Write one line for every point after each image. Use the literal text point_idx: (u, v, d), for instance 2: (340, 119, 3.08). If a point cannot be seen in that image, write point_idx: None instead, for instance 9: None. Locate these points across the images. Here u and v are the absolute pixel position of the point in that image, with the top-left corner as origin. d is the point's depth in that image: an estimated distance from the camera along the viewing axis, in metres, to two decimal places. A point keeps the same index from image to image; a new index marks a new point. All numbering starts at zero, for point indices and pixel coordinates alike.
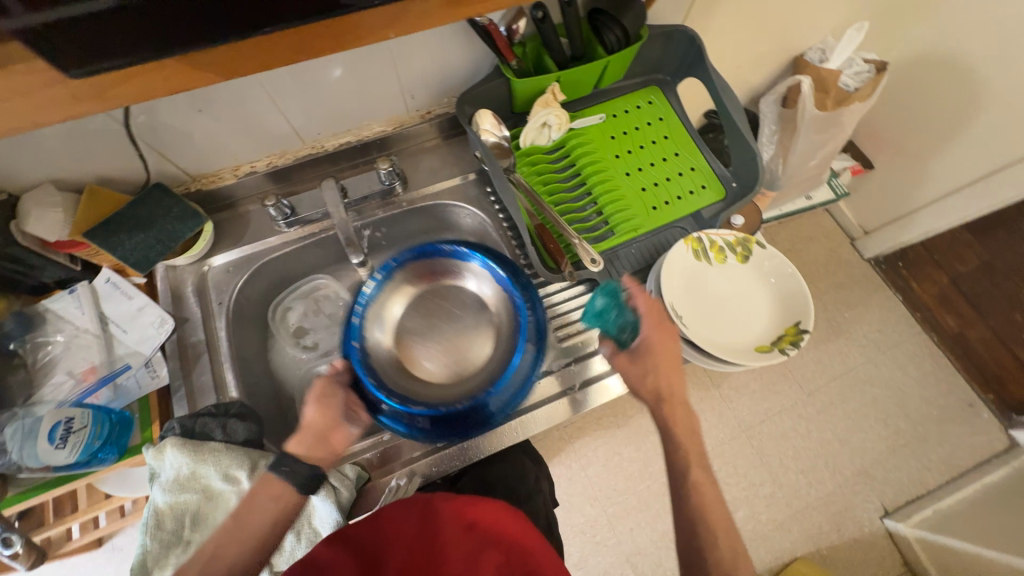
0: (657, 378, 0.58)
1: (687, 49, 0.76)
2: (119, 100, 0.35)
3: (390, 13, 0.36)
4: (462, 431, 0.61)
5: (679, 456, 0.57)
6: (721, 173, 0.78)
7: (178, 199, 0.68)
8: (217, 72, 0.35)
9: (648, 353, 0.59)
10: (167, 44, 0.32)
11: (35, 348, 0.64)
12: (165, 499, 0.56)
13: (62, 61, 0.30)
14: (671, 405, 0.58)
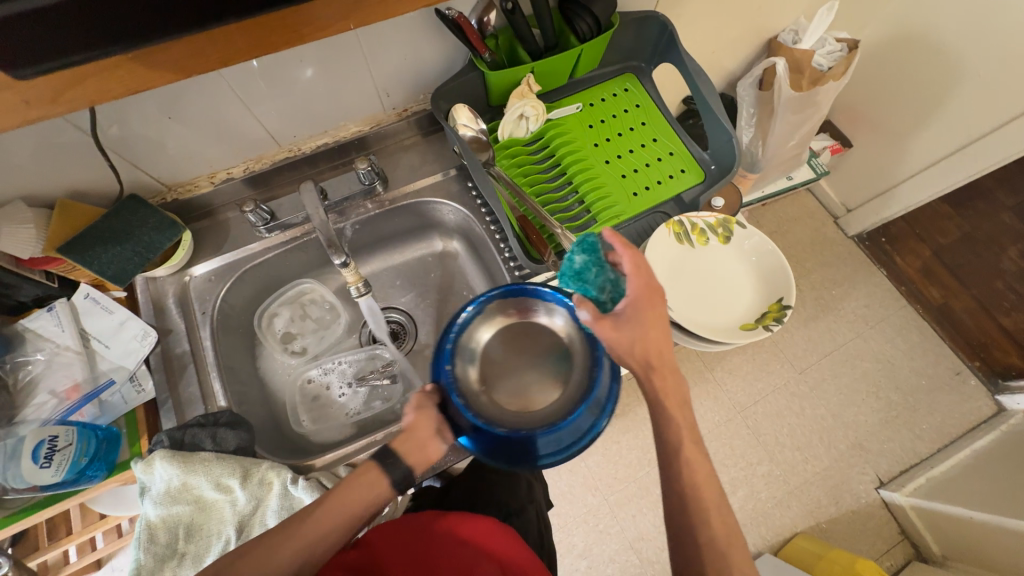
0: (645, 345, 0.49)
1: (660, 34, 0.77)
2: (75, 104, 0.34)
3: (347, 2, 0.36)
4: (514, 464, 0.51)
5: (668, 430, 0.50)
6: (700, 157, 0.79)
7: (154, 209, 0.67)
8: (173, 70, 0.35)
9: (635, 317, 0.49)
10: (118, 44, 0.31)
11: (15, 368, 0.63)
12: (157, 512, 0.56)
13: (10, 67, 0.29)
14: (662, 376, 0.50)
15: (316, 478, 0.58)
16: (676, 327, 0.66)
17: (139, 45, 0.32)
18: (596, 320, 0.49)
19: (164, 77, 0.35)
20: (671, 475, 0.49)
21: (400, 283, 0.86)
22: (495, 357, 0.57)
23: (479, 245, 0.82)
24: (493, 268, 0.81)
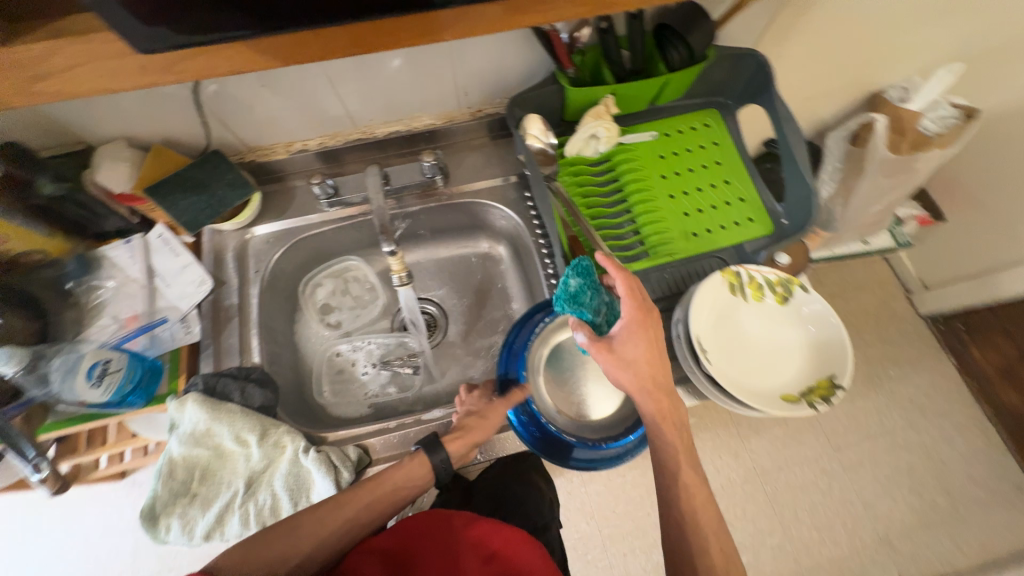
0: (639, 370, 0.54)
1: (753, 76, 0.73)
2: (184, 76, 0.36)
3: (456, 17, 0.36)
4: (557, 459, 0.61)
5: (666, 443, 0.54)
6: (772, 208, 0.74)
7: (233, 166, 0.71)
8: (277, 59, 0.37)
9: (629, 343, 0.54)
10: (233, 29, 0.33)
11: (88, 290, 0.69)
12: (180, 450, 0.59)
13: (138, 39, 0.31)
14: (657, 397, 0.54)
15: (326, 453, 0.60)
16: (711, 382, 0.61)
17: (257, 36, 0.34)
18: (595, 346, 0.55)
19: (267, 64, 0.37)
20: (666, 482, 0.55)
21: (440, 277, 0.87)
22: (566, 361, 0.67)
23: (526, 255, 0.81)
24: (533, 280, 0.80)
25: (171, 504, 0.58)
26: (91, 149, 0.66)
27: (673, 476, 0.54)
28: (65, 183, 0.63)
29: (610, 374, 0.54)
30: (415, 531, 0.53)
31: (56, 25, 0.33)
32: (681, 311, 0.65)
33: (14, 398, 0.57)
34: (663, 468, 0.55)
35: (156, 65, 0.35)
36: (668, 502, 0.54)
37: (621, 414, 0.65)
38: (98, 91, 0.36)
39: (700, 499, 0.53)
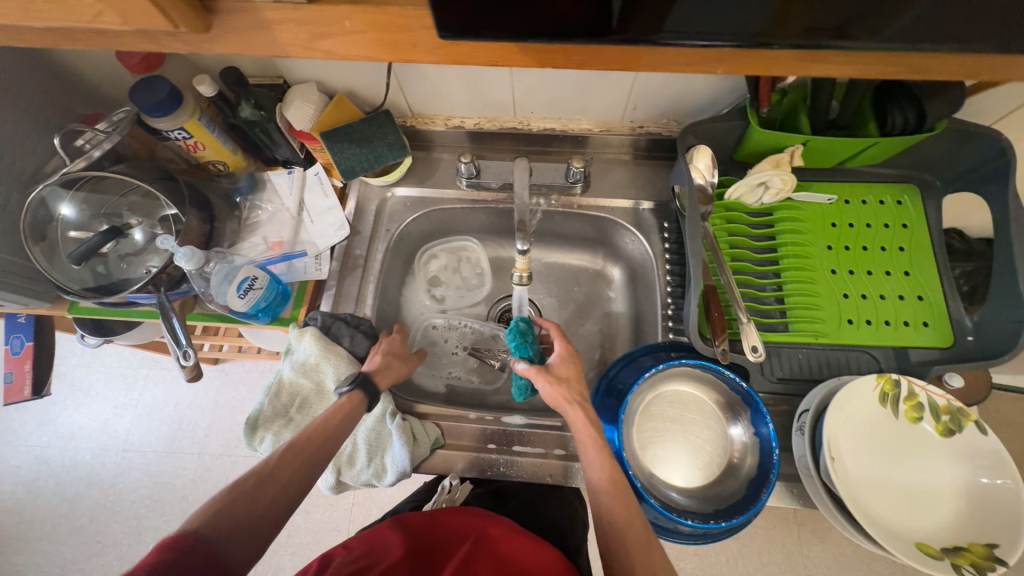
0: (571, 385, 0.58)
1: (985, 162, 0.61)
2: (439, 59, 0.37)
3: (715, 55, 0.37)
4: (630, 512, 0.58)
5: (595, 453, 0.52)
6: (957, 319, 0.63)
7: (395, 127, 0.74)
8: (536, 61, 0.38)
9: (563, 364, 0.60)
10: (504, 27, 0.34)
11: (250, 208, 0.78)
12: (289, 375, 0.64)
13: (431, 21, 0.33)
14: (587, 410, 0.56)
15: (409, 423, 0.64)
16: (828, 492, 0.54)
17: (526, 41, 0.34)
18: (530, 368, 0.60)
19: (523, 61, 0.38)
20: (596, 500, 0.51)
21: (547, 281, 0.84)
22: (664, 417, 0.63)
23: (644, 287, 0.76)
24: (644, 314, 0.75)
25: (270, 421, 0.63)
26: (287, 86, 0.72)
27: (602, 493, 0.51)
28: (260, 111, 0.70)
29: (546, 392, 0.57)
30: (447, 524, 0.59)
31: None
32: (812, 401, 0.58)
33: (177, 285, 0.66)
34: (592, 482, 0.52)
35: (423, 43, 0.36)
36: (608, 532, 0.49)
37: (712, 494, 0.59)
38: (352, 57, 0.38)
39: (629, 516, 0.49)
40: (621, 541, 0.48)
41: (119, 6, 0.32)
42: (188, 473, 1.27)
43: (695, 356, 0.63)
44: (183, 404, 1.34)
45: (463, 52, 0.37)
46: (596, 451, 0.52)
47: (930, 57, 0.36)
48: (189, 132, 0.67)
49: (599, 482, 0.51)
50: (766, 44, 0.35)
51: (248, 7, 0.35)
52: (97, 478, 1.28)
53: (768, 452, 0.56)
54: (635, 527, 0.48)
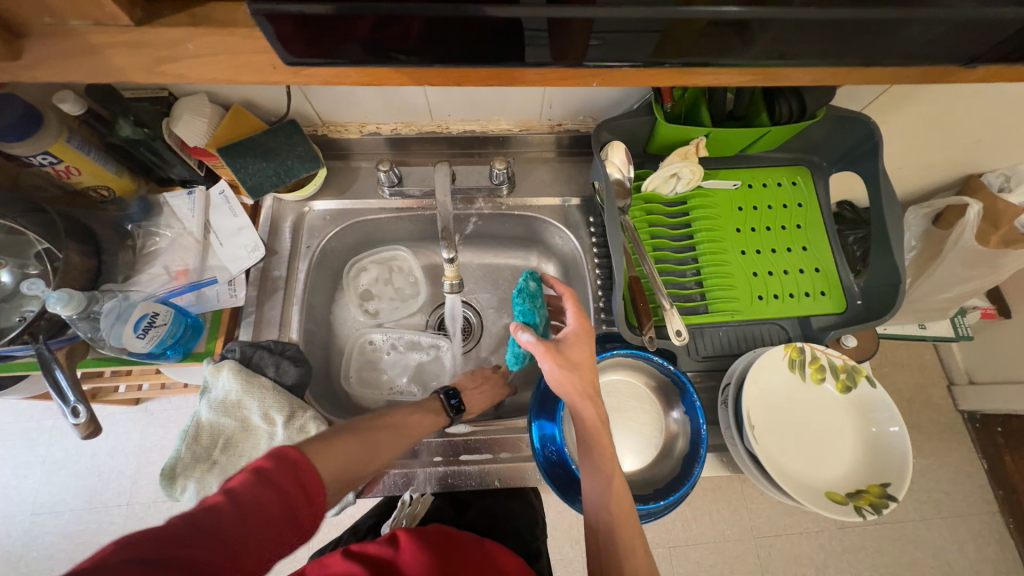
0: (583, 373, 0.55)
1: (860, 143, 0.68)
2: (313, 77, 0.35)
3: (599, 67, 0.37)
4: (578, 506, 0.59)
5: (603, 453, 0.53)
6: (848, 286, 0.70)
7: (306, 139, 0.70)
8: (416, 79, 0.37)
9: (576, 346, 0.57)
10: (377, 44, 0.32)
11: (145, 235, 0.70)
12: (208, 416, 0.59)
13: (296, 39, 0.31)
14: (597, 404, 0.55)
15: None
16: (750, 456, 0.59)
17: (406, 55, 0.33)
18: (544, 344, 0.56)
19: (405, 79, 0.37)
20: (592, 509, 0.51)
21: (484, 283, 0.84)
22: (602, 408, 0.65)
23: (576, 280, 0.78)
24: None
25: (191, 468, 0.58)
26: (173, 98, 0.65)
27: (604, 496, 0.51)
28: (142, 129, 0.63)
29: (555, 376, 0.55)
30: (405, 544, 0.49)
31: (196, 10, 0.32)
32: (732, 374, 0.63)
33: (60, 331, 0.58)
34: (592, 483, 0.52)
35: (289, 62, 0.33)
36: (601, 541, 0.50)
37: (652, 476, 0.62)
38: (216, 78, 0.35)
39: (629, 521, 0.50)
40: (620, 560, 0.48)
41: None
42: (116, 528, 1.14)
43: (626, 346, 0.66)
44: (102, 452, 1.21)
45: (339, 73, 0.35)
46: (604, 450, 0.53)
47: (785, 69, 0.38)
48: (57, 156, 0.59)
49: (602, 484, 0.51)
50: (658, 61, 0.36)
51: (65, 29, 0.31)
52: (3, 550, 1.12)
53: (698, 429, 0.60)
54: (637, 545, 0.49)
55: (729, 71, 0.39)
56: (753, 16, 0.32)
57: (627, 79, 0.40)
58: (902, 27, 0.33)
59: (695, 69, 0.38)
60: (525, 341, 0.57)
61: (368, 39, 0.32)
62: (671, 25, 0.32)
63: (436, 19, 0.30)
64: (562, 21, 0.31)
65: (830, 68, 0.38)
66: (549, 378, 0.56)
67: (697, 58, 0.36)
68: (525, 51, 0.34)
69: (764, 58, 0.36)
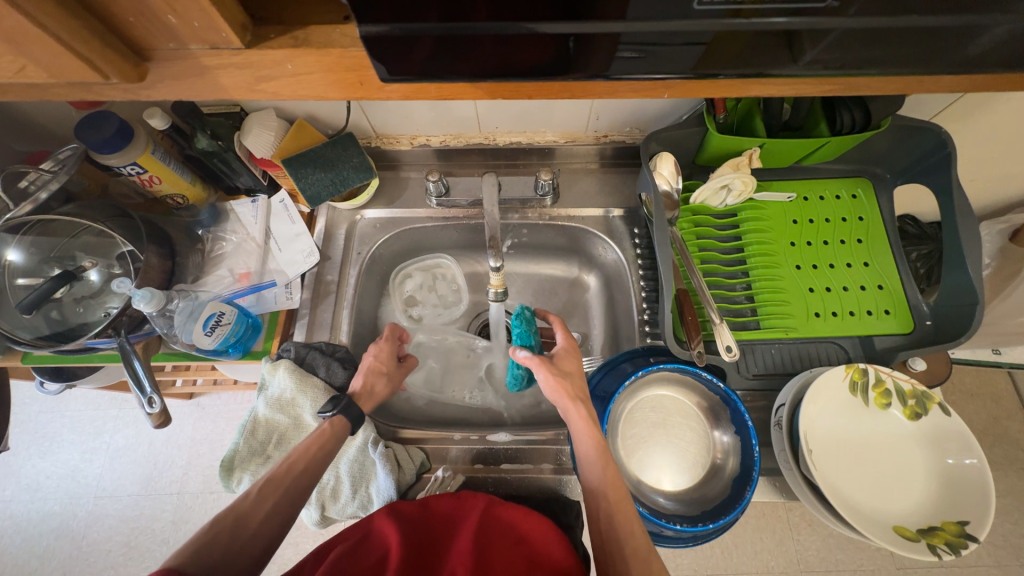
0: (575, 382, 0.58)
1: (929, 154, 0.64)
2: (391, 93, 0.37)
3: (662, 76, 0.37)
4: None
5: (597, 455, 0.52)
6: (915, 305, 0.65)
7: (361, 151, 0.73)
8: (485, 93, 0.38)
9: (566, 359, 0.61)
10: (459, 65, 0.33)
11: (214, 240, 0.75)
12: (265, 412, 0.63)
13: (384, 59, 0.32)
14: (589, 407, 0.55)
15: (392, 450, 0.63)
16: (806, 482, 0.56)
17: (482, 71, 0.34)
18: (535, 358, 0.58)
19: (475, 93, 0.38)
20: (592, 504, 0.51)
21: (524, 292, 0.84)
22: (646, 424, 0.64)
23: (619, 291, 0.77)
24: (621, 319, 0.76)
25: (247, 461, 0.61)
26: (243, 113, 0.71)
27: (606, 505, 0.50)
28: (216, 142, 0.68)
29: (550, 386, 0.56)
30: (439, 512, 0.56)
31: (295, 33, 0.34)
32: (787, 395, 0.60)
33: (139, 327, 0.63)
34: (593, 492, 0.51)
35: (371, 80, 0.35)
36: (603, 538, 0.49)
37: (700, 496, 0.59)
38: (304, 96, 0.37)
39: (626, 514, 0.49)
40: (619, 542, 0.48)
41: (42, 63, 0.31)
42: (167, 515, 1.21)
43: (673, 360, 0.64)
44: (158, 442, 1.29)
45: (410, 89, 0.36)
46: (599, 453, 0.52)
47: (856, 78, 0.37)
48: (142, 166, 0.64)
49: (600, 489, 0.51)
50: (713, 74, 0.36)
51: (182, 53, 0.33)
52: (68, 529, 1.21)
53: (750, 451, 0.57)
54: (635, 537, 0.48)
55: (801, 81, 0.37)
56: (804, 26, 0.31)
57: (688, 89, 0.39)
58: (990, 31, 0.31)
59: (760, 79, 0.37)
60: (522, 358, 0.59)
61: (444, 59, 0.33)
62: (718, 37, 0.32)
63: (517, 37, 0.31)
64: (635, 36, 0.32)
65: (915, 75, 0.36)
66: (543, 389, 0.57)
67: (768, 71, 0.35)
68: (593, 64, 0.34)
69: (832, 68, 0.35)
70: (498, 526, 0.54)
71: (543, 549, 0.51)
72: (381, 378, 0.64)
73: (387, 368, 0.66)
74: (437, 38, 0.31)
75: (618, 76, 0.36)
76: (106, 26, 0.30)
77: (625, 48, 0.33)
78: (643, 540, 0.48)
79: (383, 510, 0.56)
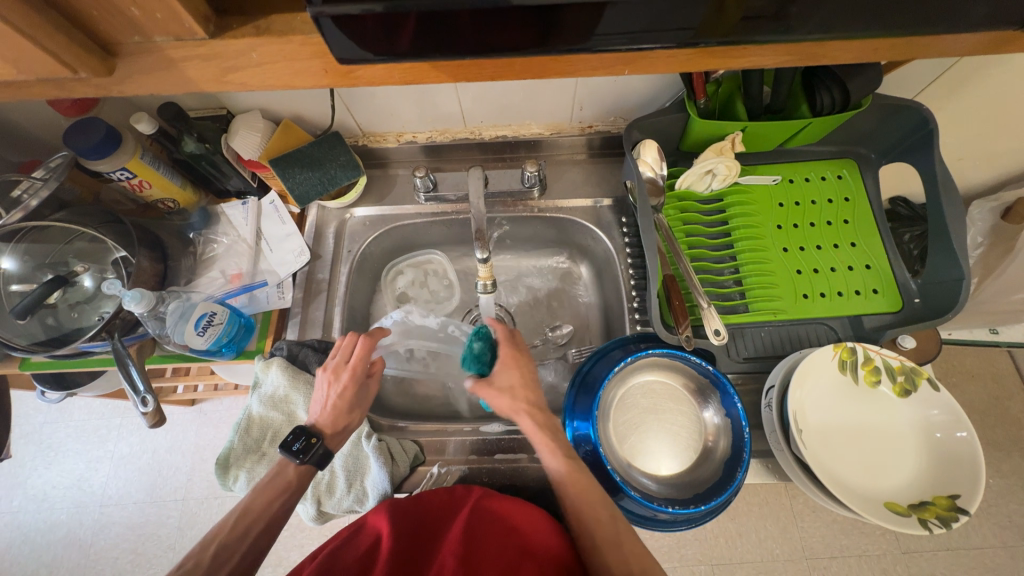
0: (518, 394, 0.58)
1: (913, 130, 0.64)
2: (361, 80, 0.37)
3: (631, 55, 0.37)
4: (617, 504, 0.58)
5: (550, 453, 0.54)
6: (904, 283, 0.66)
7: (348, 149, 0.74)
8: (451, 75, 0.38)
9: (507, 372, 0.60)
10: (427, 48, 0.34)
11: (205, 242, 0.76)
12: (259, 409, 0.63)
13: (350, 44, 0.33)
14: (535, 420, 0.57)
15: (386, 443, 0.63)
16: (797, 461, 0.56)
17: (450, 55, 0.35)
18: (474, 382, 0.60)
19: (444, 76, 0.38)
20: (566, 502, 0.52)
21: (516, 285, 0.84)
22: (638, 410, 0.64)
23: (609, 281, 0.78)
24: (612, 308, 0.76)
25: (243, 458, 0.62)
26: (230, 116, 0.71)
27: (575, 505, 0.52)
28: (204, 144, 0.69)
29: (498, 405, 0.58)
30: (435, 505, 0.57)
31: (260, 22, 0.34)
32: (777, 376, 0.60)
33: (132, 329, 0.64)
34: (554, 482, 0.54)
35: (340, 67, 0.36)
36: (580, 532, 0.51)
37: (693, 479, 0.60)
38: (273, 85, 0.37)
39: (600, 507, 0.51)
40: (597, 533, 0.50)
41: (11, 58, 0.31)
42: (173, 521, 1.22)
43: (662, 345, 0.64)
44: (162, 449, 1.30)
45: (380, 73, 0.37)
46: (556, 463, 0.54)
47: (822, 47, 0.37)
48: (132, 171, 0.65)
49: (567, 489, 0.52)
50: (698, 43, 0.36)
51: (151, 46, 0.33)
52: (75, 538, 1.22)
53: (740, 432, 0.57)
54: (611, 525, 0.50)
55: (768, 53, 0.38)
56: None
57: (660, 65, 0.39)
58: None
59: (725, 50, 0.37)
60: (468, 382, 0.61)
61: (410, 42, 0.33)
62: (680, 10, 0.32)
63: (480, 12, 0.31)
64: (598, 12, 0.32)
65: (880, 41, 0.36)
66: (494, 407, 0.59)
67: (732, 42, 0.35)
68: (558, 42, 0.35)
69: (795, 37, 0.35)
70: (491, 518, 0.54)
71: (537, 540, 0.52)
72: (342, 416, 0.59)
73: (354, 403, 0.60)
74: (400, 18, 0.31)
75: (584, 50, 0.36)
76: (74, 21, 0.31)
77: (596, 23, 0.33)
78: (620, 527, 0.51)
79: (377, 508, 0.57)
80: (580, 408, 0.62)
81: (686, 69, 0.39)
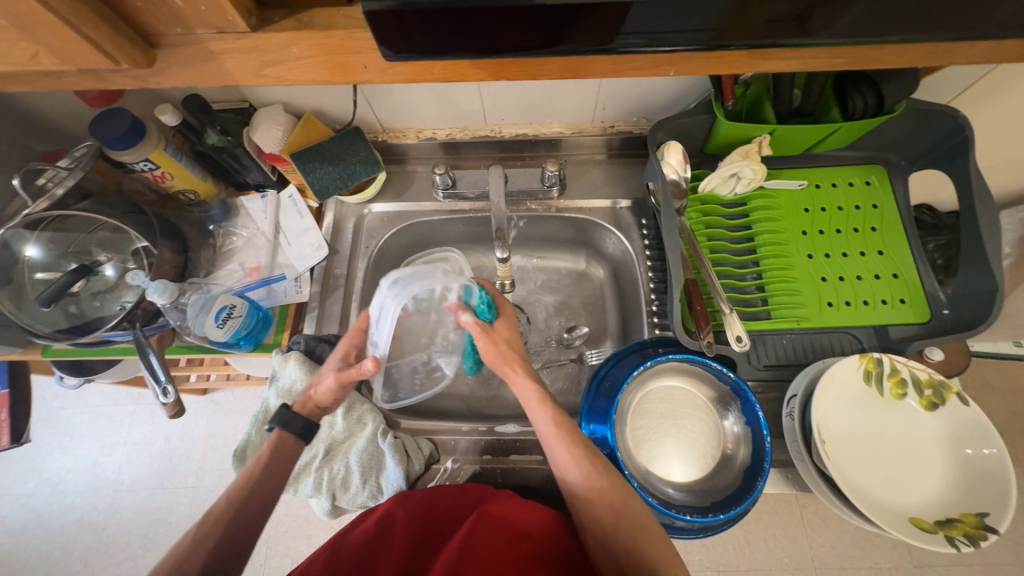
0: (512, 346, 0.59)
1: (948, 136, 0.62)
2: (396, 77, 0.37)
3: (669, 58, 0.37)
4: None
5: (567, 455, 0.53)
6: (932, 294, 0.64)
7: (368, 144, 0.73)
8: (488, 74, 0.37)
9: (502, 325, 0.61)
10: (466, 49, 0.34)
11: (224, 234, 0.76)
12: (275, 403, 0.65)
13: (389, 42, 0.32)
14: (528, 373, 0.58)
15: (401, 441, 0.63)
16: (819, 472, 0.55)
17: (488, 55, 0.34)
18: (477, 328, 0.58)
19: (478, 74, 0.37)
20: (573, 494, 0.53)
21: (532, 284, 0.84)
22: (655, 415, 0.63)
23: (627, 283, 0.77)
24: (631, 311, 0.75)
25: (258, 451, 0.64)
26: (253, 108, 0.71)
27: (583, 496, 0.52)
28: (226, 137, 0.69)
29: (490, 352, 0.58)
30: (447, 504, 0.57)
31: (300, 16, 0.34)
32: (799, 385, 0.59)
33: (153, 319, 0.65)
34: (571, 486, 0.53)
35: (377, 64, 0.35)
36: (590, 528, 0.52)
37: (711, 487, 0.59)
38: (308, 81, 0.37)
39: (612, 507, 0.51)
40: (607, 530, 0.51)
41: (51, 47, 0.31)
42: (183, 508, 1.23)
43: (682, 350, 0.63)
44: (174, 436, 1.31)
45: (414, 69, 0.36)
46: (562, 447, 0.53)
47: (867, 51, 0.36)
48: (155, 162, 0.65)
49: (577, 485, 0.52)
50: (726, 45, 0.35)
51: (190, 38, 0.33)
52: (88, 521, 1.24)
53: (760, 441, 0.57)
54: (626, 521, 0.50)
55: (811, 55, 0.37)
56: None
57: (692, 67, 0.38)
58: None
59: (767, 52, 0.36)
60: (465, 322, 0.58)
61: (449, 39, 0.33)
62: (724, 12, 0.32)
63: (523, 10, 0.30)
64: (643, 10, 0.31)
65: (925, 46, 0.35)
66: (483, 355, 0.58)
67: (774, 45, 0.34)
68: (598, 42, 0.34)
69: (839, 42, 0.34)
70: (500, 522, 0.53)
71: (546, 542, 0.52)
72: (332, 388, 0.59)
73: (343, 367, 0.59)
74: (438, 16, 0.30)
75: (624, 49, 0.35)
76: (115, 11, 0.31)
77: (640, 25, 0.33)
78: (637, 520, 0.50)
79: (396, 497, 0.57)
80: (597, 412, 0.62)
81: (723, 69, 0.38)
